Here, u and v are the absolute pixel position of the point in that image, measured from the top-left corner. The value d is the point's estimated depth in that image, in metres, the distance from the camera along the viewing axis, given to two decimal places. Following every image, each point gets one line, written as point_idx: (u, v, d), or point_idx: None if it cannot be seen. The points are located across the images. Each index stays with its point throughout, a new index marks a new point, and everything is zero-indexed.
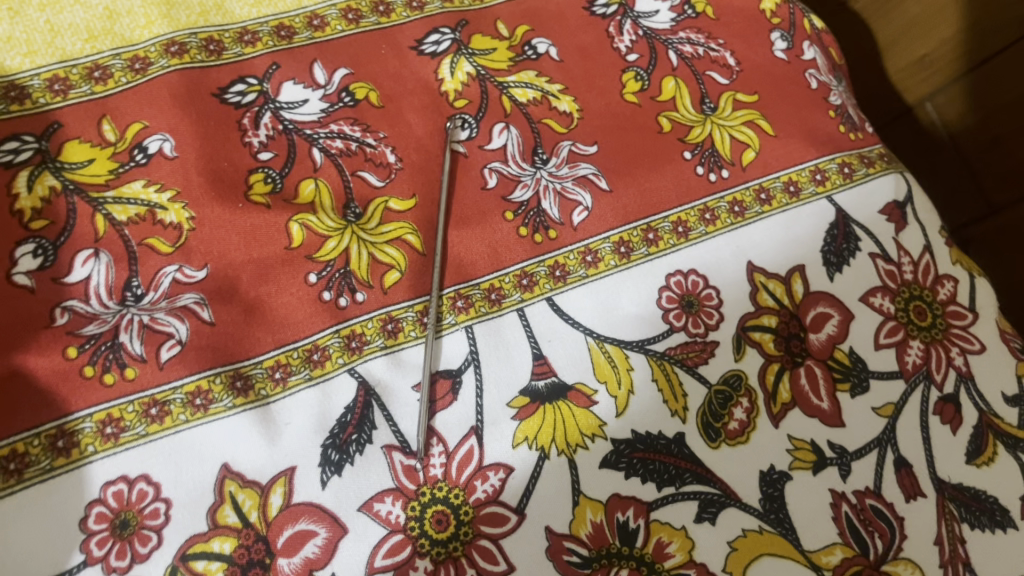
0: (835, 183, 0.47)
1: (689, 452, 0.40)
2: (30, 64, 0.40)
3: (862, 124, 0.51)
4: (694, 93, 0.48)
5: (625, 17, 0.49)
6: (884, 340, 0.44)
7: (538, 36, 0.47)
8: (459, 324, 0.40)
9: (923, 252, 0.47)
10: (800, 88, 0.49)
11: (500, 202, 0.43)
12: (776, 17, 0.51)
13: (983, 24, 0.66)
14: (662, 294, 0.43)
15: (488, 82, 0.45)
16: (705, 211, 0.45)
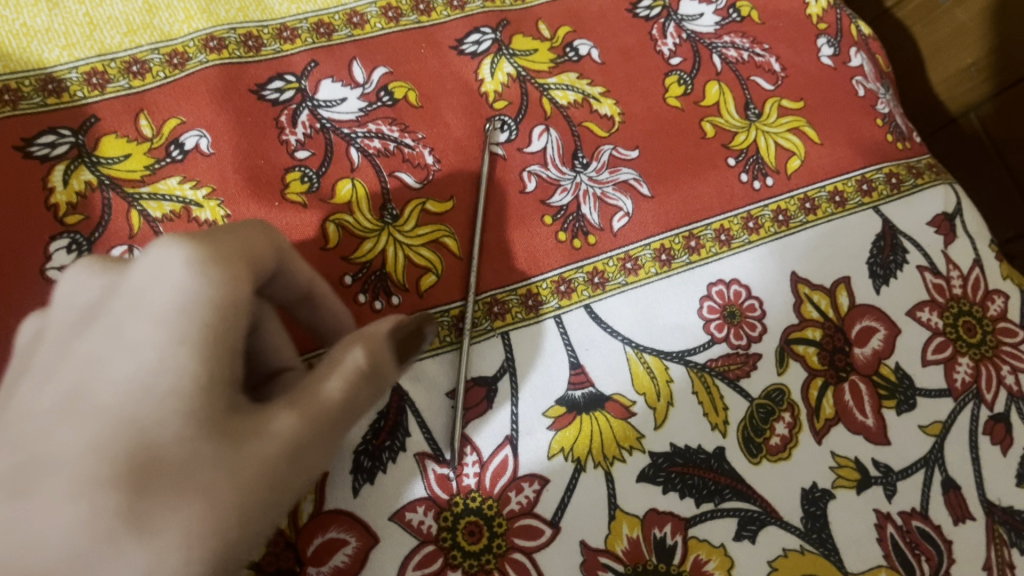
0: (882, 193, 0.46)
1: (729, 468, 0.39)
2: (69, 57, 0.39)
3: (910, 133, 0.49)
4: (738, 99, 0.46)
5: (669, 19, 0.48)
6: (932, 356, 0.43)
7: (580, 38, 0.46)
8: (495, 331, 0.39)
9: (972, 266, 0.46)
10: (847, 95, 0.48)
11: (539, 206, 0.42)
12: (823, 22, 0.50)
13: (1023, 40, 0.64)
14: (703, 304, 0.41)
15: (528, 83, 0.44)
16: (749, 219, 0.44)
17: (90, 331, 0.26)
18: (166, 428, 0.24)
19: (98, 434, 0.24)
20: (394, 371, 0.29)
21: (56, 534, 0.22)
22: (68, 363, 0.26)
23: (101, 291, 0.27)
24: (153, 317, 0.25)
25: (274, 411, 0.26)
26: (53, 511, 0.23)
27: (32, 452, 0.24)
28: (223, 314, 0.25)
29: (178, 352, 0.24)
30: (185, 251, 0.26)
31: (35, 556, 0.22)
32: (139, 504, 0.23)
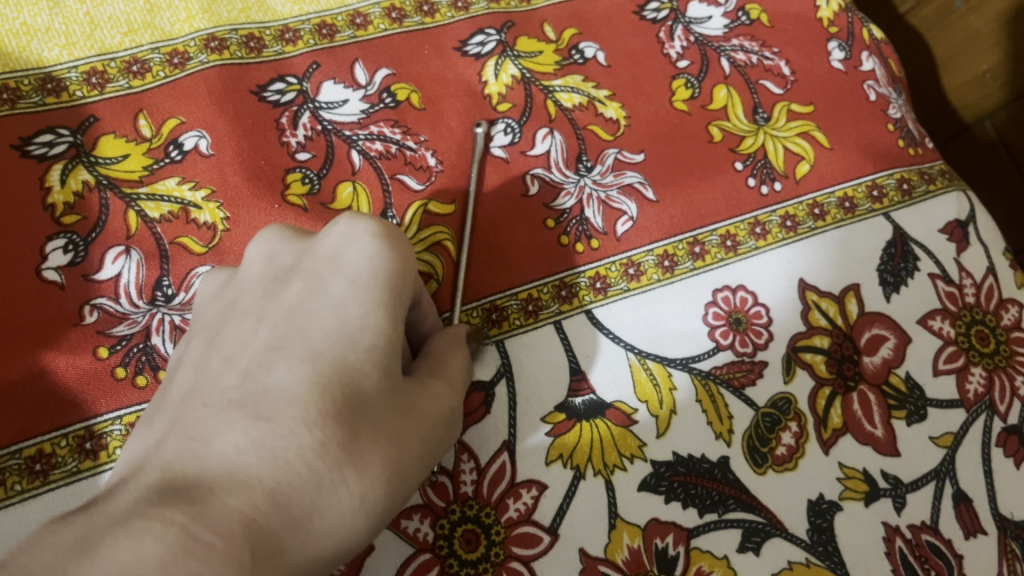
0: (893, 199, 0.45)
1: (733, 478, 0.38)
2: (69, 56, 0.39)
3: (922, 139, 0.48)
4: (746, 102, 0.46)
5: (676, 22, 0.47)
6: (943, 366, 0.42)
7: (585, 40, 0.46)
8: (492, 337, 0.38)
9: (986, 275, 0.45)
10: (858, 99, 0.47)
11: (542, 210, 0.41)
12: (835, 26, 0.49)
13: None
14: (708, 310, 0.41)
15: (532, 86, 0.44)
16: (756, 224, 0.43)
17: (293, 287, 0.30)
18: (369, 375, 0.27)
19: (315, 371, 0.27)
20: None
21: (292, 454, 0.25)
22: (275, 312, 0.29)
23: (294, 257, 0.31)
24: (354, 279, 0.29)
25: (428, 381, 0.30)
26: (287, 434, 0.26)
27: (254, 383, 0.27)
28: (408, 282, 0.30)
29: (376, 313, 0.28)
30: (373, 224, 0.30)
31: (272, 468, 0.25)
32: (352, 439, 0.26)
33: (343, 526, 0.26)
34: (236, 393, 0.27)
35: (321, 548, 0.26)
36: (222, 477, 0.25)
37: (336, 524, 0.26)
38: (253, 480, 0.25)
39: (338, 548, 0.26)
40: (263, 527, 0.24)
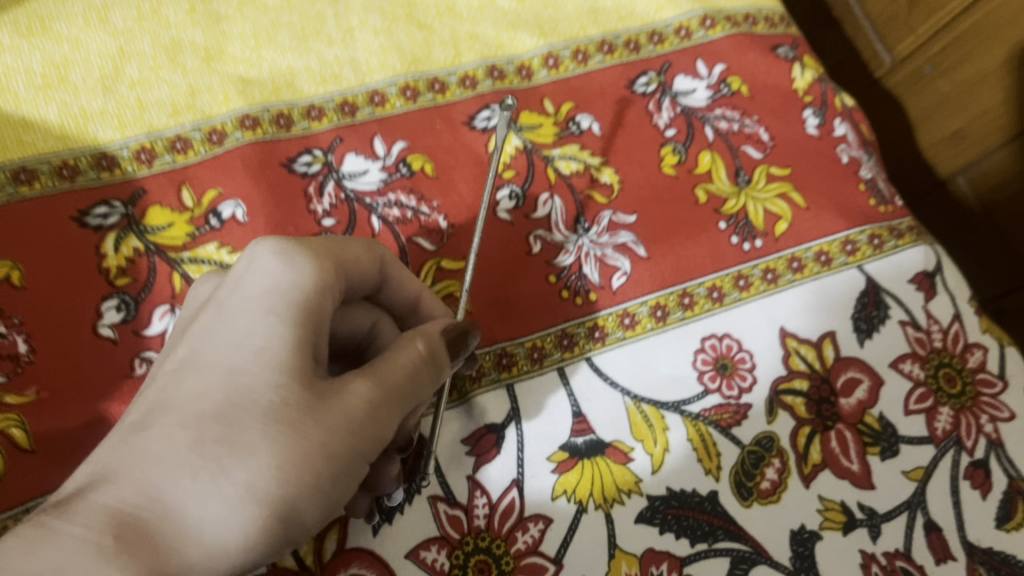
0: (865, 253, 0.49)
1: (722, 510, 0.41)
2: (121, 136, 0.43)
3: (892, 198, 0.53)
4: (729, 166, 0.50)
5: (664, 94, 0.51)
6: (914, 406, 0.46)
7: (581, 113, 0.50)
8: (501, 381, 0.42)
9: (952, 321, 0.49)
10: (831, 163, 0.52)
11: (545, 266, 0.45)
12: (809, 95, 0.54)
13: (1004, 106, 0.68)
14: (697, 356, 0.45)
15: (534, 155, 0.48)
16: (739, 277, 0.47)
17: (200, 312, 0.31)
18: (255, 379, 0.28)
19: (201, 385, 0.28)
20: (446, 362, 0.33)
21: (166, 458, 0.27)
22: (184, 335, 0.31)
23: (214, 285, 0.33)
24: (250, 292, 0.30)
25: (353, 378, 0.30)
26: (161, 442, 0.27)
27: (152, 402, 0.29)
28: (316, 291, 0.30)
29: (268, 320, 0.29)
30: (275, 243, 0.31)
31: (146, 474, 0.27)
32: (230, 438, 0.27)
33: (229, 527, 0.27)
34: (141, 411, 0.29)
35: (205, 544, 0.27)
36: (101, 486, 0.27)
37: (216, 522, 0.27)
38: (127, 484, 0.27)
39: (228, 546, 0.27)
40: (131, 523, 0.26)
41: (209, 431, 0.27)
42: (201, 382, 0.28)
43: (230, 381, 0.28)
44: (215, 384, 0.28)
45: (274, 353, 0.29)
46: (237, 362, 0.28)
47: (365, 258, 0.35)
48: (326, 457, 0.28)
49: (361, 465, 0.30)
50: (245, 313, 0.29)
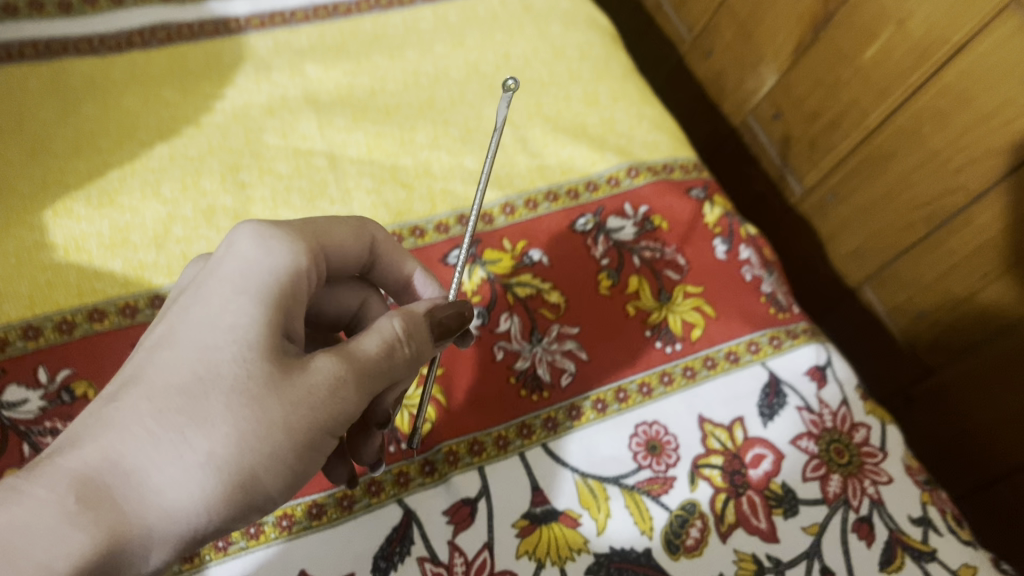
0: (766, 351, 0.61)
1: (655, 562, 0.51)
2: (170, 281, 0.55)
3: (789, 305, 0.65)
4: (653, 286, 0.62)
5: (598, 231, 0.64)
6: (810, 474, 0.56)
7: (533, 248, 0.63)
8: (474, 464, 0.53)
9: (840, 404, 0.60)
10: (737, 281, 0.64)
11: (506, 370, 0.57)
12: (717, 226, 0.66)
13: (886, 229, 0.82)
14: (632, 439, 0.56)
15: (495, 283, 0.60)
16: (663, 374, 0.59)
17: (180, 296, 0.37)
18: (223, 355, 0.34)
19: (173, 360, 0.34)
20: (424, 343, 0.41)
21: (132, 426, 0.33)
22: (164, 317, 0.37)
23: (196, 272, 0.39)
24: (220, 280, 0.36)
25: (323, 356, 0.37)
26: (129, 412, 0.33)
27: (130, 375, 0.35)
28: (283, 276, 0.37)
29: (238, 301, 0.36)
30: (251, 232, 0.38)
31: (110, 440, 0.33)
32: (196, 408, 0.33)
33: (186, 490, 0.33)
34: (117, 385, 0.35)
35: (163, 506, 0.33)
36: (70, 451, 0.33)
37: (174, 487, 0.33)
38: (94, 449, 0.32)
39: (185, 508, 0.33)
40: (94, 483, 0.32)
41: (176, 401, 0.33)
42: (173, 358, 0.34)
43: (200, 354, 0.34)
44: (185, 358, 0.34)
45: (238, 331, 0.35)
46: (206, 340, 0.35)
47: (352, 237, 0.44)
48: (285, 427, 0.35)
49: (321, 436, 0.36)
50: (215, 297, 0.36)
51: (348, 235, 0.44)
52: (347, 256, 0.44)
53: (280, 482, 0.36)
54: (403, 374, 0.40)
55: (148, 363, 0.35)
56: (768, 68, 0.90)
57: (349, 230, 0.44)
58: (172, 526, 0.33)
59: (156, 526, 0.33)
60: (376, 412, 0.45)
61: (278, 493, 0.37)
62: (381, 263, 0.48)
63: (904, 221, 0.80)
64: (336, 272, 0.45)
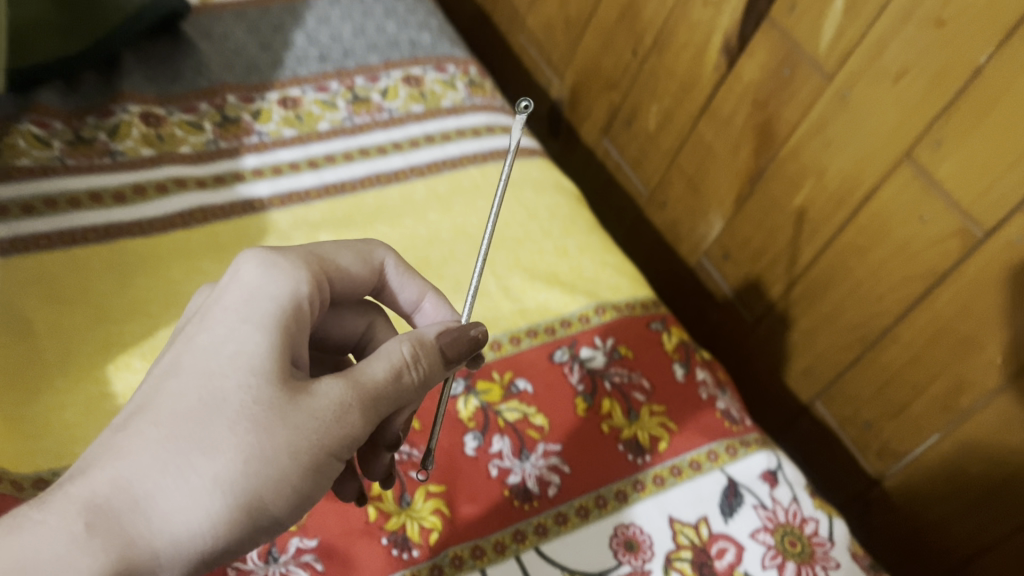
0: (724, 459, 0.71)
1: None
2: None
3: (740, 419, 0.75)
4: (623, 407, 0.73)
5: (574, 362, 0.75)
6: (769, 562, 0.65)
7: (518, 378, 0.73)
8: (477, 567, 0.61)
9: (791, 501, 0.69)
10: (695, 399, 0.75)
11: (501, 484, 0.66)
12: (675, 353, 0.78)
13: (831, 349, 0.94)
14: (612, 540, 0.64)
15: (487, 409, 0.70)
16: (636, 482, 0.68)
17: (185, 330, 0.45)
18: (225, 383, 0.42)
19: (178, 391, 0.41)
20: (429, 364, 0.48)
21: (142, 454, 0.40)
22: (170, 350, 0.44)
23: (199, 307, 0.47)
24: (228, 314, 0.44)
25: (326, 381, 0.44)
26: (136, 440, 0.40)
27: (139, 404, 0.42)
28: (279, 309, 0.45)
29: (237, 334, 0.43)
30: (250, 274, 0.46)
31: (121, 467, 0.39)
32: (201, 435, 0.40)
33: (193, 508, 0.40)
34: (130, 413, 0.42)
35: (172, 525, 0.39)
36: (84, 477, 0.39)
37: (181, 506, 0.39)
38: (107, 473, 0.39)
39: (190, 527, 0.40)
40: (107, 510, 0.38)
41: (185, 426, 0.40)
42: (180, 388, 0.42)
43: (207, 382, 0.42)
44: (195, 386, 0.42)
45: (242, 359, 0.42)
46: (214, 370, 0.42)
47: (358, 261, 0.55)
48: (283, 445, 0.42)
49: (317, 455, 0.43)
50: (221, 331, 0.43)
51: (356, 259, 0.55)
52: (356, 276, 0.55)
53: (279, 501, 0.42)
54: (403, 395, 0.47)
55: (159, 390, 0.42)
56: (715, 216, 1.04)
57: (356, 255, 0.55)
58: (178, 541, 0.39)
59: (163, 542, 0.39)
60: (386, 436, 0.53)
61: (279, 514, 0.43)
62: (387, 285, 0.58)
63: (844, 341, 0.92)
64: (346, 294, 0.55)
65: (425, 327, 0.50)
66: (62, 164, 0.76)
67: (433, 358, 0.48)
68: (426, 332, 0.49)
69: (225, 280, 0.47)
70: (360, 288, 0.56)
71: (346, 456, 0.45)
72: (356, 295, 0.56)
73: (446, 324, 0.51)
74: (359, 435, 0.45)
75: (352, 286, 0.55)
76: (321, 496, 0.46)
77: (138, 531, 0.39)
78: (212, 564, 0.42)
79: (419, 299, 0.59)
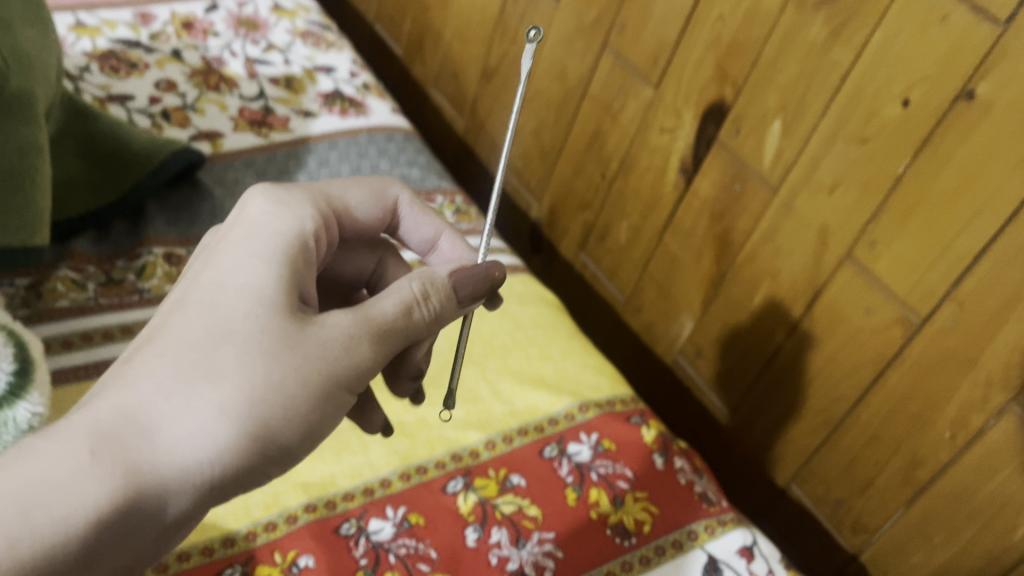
0: (704, 537, 0.78)
1: None
2: (237, 523, 0.71)
3: (717, 500, 0.83)
4: (609, 494, 0.80)
5: (562, 456, 0.83)
6: None
7: (512, 473, 0.80)
8: None
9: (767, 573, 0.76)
10: (674, 484, 0.82)
11: (501, 571, 0.72)
12: (654, 443, 0.86)
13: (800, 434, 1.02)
14: None
15: (485, 503, 0.77)
16: (625, 563, 0.75)
17: (199, 271, 0.54)
18: (231, 318, 0.51)
19: (189, 326, 0.51)
20: (435, 300, 0.57)
21: (154, 382, 0.49)
22: (185, 288, 0.54)
23: (210, 248, 0.56)
24: (236, 257, 0.54)
25: (329, 318, 0.53)
26: (150, 371, 0.49)
27: (155, 337, 0.51)
28: (281, 253, 0.54)
29: (243, 276, 0.53)
30: (254, 221, 0.56)
31: (135, 395, 0.48)
32: (208, 362, 0.49)
33: (199, 427, 0.48)
34: (149, 343, 0.51)
35: (180, 443, 0.48)
36: (106, 400, 0.48)
37: (188, 424, 0.48)
38: (125, 399, 0.48)
39: (196, 445, 0.48)
40: (121, 431, 0.47)
41: (198, 353, 0.50)
42: (191, 322, 0.51)
43: (217, 315, 0.51)
44: (207, 318, 0.51)
45: (249, 293, 0.52)
46: (224, 304, 0.51)
47: (370, 200, 0.67)
48: (286, 369, 0.50)
49: (318, 382, 0.51)
50: (232, 269, 0.53)
51: (367, 196, 0.67)
52: (371, 210, 0.67)
53: (284, 425, 0.51)
54: (406, 330, 0.56)
55: (176, 325, 0.51)
56: (686, 317, 1.13)
57: (369, 192, 0.67)
58: (186, 453, 0.48)
59: (172, 456, 0.48)
60: (409, 369, 0.64)
61: (285, 438, 0.51)
62: (400, 221, 0.70)
63: (811, 426, 1.00)
64: (366, 229, 0.68)
65: (437, 270, 0.60)
66: (96, 303, 0.85)
67: (438, 298, 0.58)
68: (436, 275, 0.59)
69: (234, 225, 0.57)
70: (378, 223, 0.69)
71: (352, 388, 0.54)
72: (374, 232, 0.69)
73: (465, 265, 0.60)
74: (361, 368, 0.53)
75: (370, 224, 0.68)
76: (330, 422, 0.54)
77: (153, 445, 0.48)
78: (224, 485, 0.50)
79: (427, 239, 0.71)
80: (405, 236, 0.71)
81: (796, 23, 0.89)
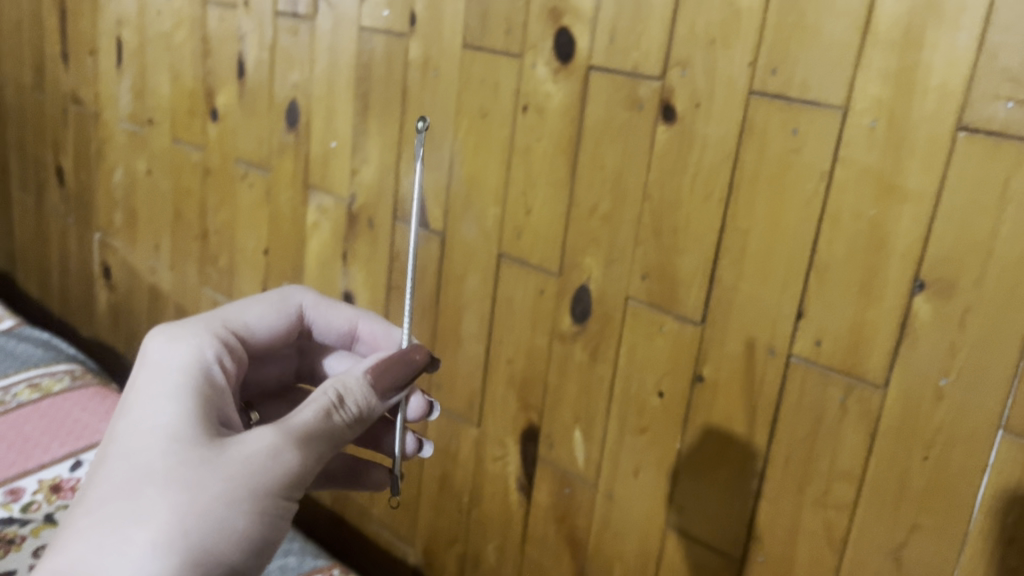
0: None
1: None
2: None
3: None
4: None
5: None
6: None
7: None
8: None
9: None
10: None
11: None
12: None
13: None
14: None
15: None
16: None
17: (114, 436, 0.65)
18: (151, 463, 0.61)
19: (113, 484, 0.60)
20: (353, 398, 0.71)
21: (92, 538, 0.58)
22: (104, 454, 0.64)
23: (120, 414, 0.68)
24: (147, 417, 0.65)
25: (246, 438, 0.64)
26: (88, 530, 0.58)
27: (86, 501, 0.61)
28: (189, 404, 0.67)
29: (155, 429, 0.64)
30: (156, 383, 0.69)
31: (76, 553, 0.57)
32: (137, 504, 0.59)
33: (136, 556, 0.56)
34: (82, 506, 0.61)
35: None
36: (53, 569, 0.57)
37: (128, 558, 0.56)
38: (72, 560, 0.57)
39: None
40: None
41: (125, 498, 0.59)
42: (116, 479, 0.61)
43: (141, 460, 0.61)
44: (132, 466, 0.61)
45: (166, 437, 0.63)
46: (144, 451, 0.62)
47: (273, 308, 0.90)
48: (213, 487, 0.60)
49: (245, 492, 0.61)
50: (147, 422, 0.65)
51: (271, 305, 0.90)
52: (279, 311, 0.90)
53: (226, 535, 0.59)
54: (328, 430, 0.67)
55: (105, 484, 0.61)
56: None
57: (273, 303, 0.90)
58: None
59: None
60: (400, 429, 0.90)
61: (226, 548, 0.59)
62: (312, 317, 0.94)
63: None
64: (287, 326, 0.91)
65: (351, 377, 0.73)
66: None
67: (355, 399, 0.71)
68: (349, 382, 0.72)
69: (138, 389, 0.70)
70: (291, 328, 0.91)
71: (288, 492, 0.64)
72: (291, 335, 0.92)
73: (382, 367, 0.75)
74: (285, 469, 0.63)
75: (283, 329, 0.90)
76: (275, 527, 0.62)
77: None
78: None
79: (342, 329, 0.95)
80: (323, 332, 0.95)
81: (564, 354, 1.14)
